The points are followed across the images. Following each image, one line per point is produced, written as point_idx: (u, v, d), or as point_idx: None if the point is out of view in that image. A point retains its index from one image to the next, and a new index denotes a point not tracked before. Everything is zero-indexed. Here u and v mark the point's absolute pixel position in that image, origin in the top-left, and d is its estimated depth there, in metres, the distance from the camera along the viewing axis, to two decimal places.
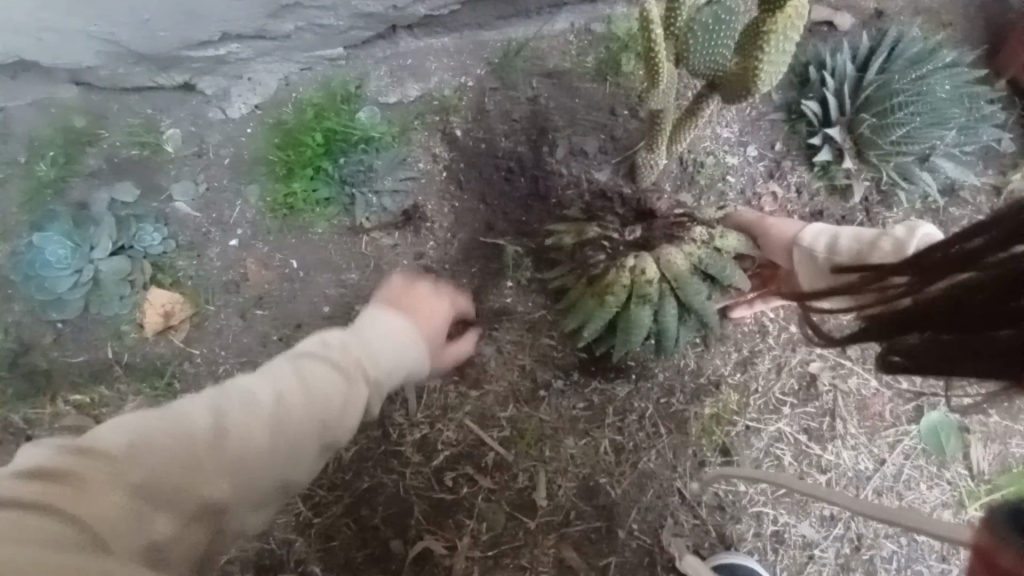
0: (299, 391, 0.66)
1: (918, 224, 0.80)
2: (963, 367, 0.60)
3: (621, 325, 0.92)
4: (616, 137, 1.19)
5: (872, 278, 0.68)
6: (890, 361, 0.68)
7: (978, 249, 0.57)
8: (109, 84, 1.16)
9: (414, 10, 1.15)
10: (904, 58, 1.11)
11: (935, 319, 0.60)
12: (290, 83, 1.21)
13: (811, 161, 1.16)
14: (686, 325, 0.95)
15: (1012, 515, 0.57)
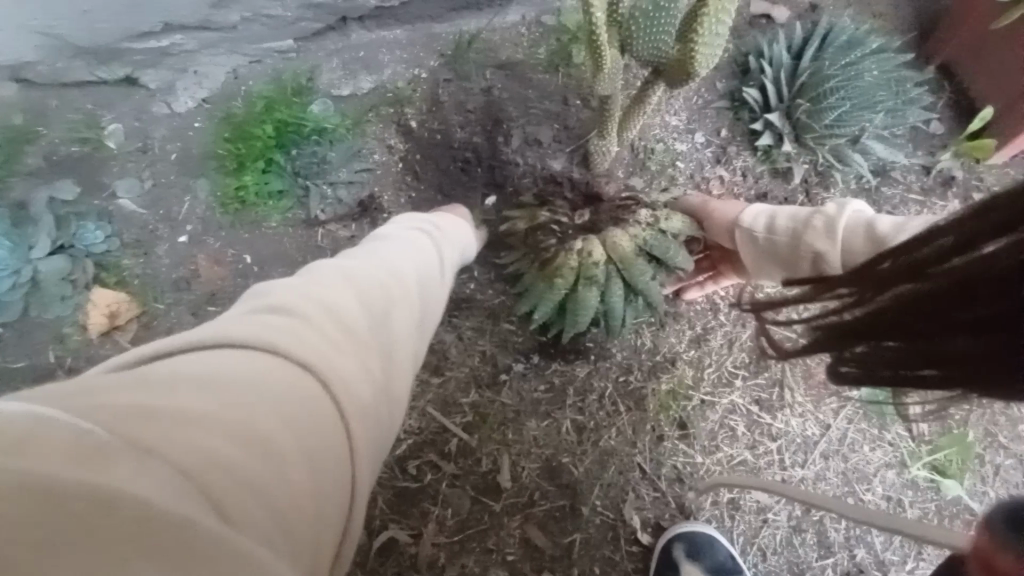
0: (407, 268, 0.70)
1: (849, 200, 0.83)
2: (919, 375, 0.59)
3: (569, 308, 0.95)
4: (569, 126, 1.21)
5: (825, 287, 0.67)
6: (844, 373, 0.67)
7: (922, 261, 0.55)
8: (45, 79, 1.11)
9: (363, 2, 1.15)
10: (835, 45, 1.17)
11: (885, 331, 0.59)
12: (240, 76, 1.18)
13: (754, 146, 1.21)
14: (633, 307, 0.98)
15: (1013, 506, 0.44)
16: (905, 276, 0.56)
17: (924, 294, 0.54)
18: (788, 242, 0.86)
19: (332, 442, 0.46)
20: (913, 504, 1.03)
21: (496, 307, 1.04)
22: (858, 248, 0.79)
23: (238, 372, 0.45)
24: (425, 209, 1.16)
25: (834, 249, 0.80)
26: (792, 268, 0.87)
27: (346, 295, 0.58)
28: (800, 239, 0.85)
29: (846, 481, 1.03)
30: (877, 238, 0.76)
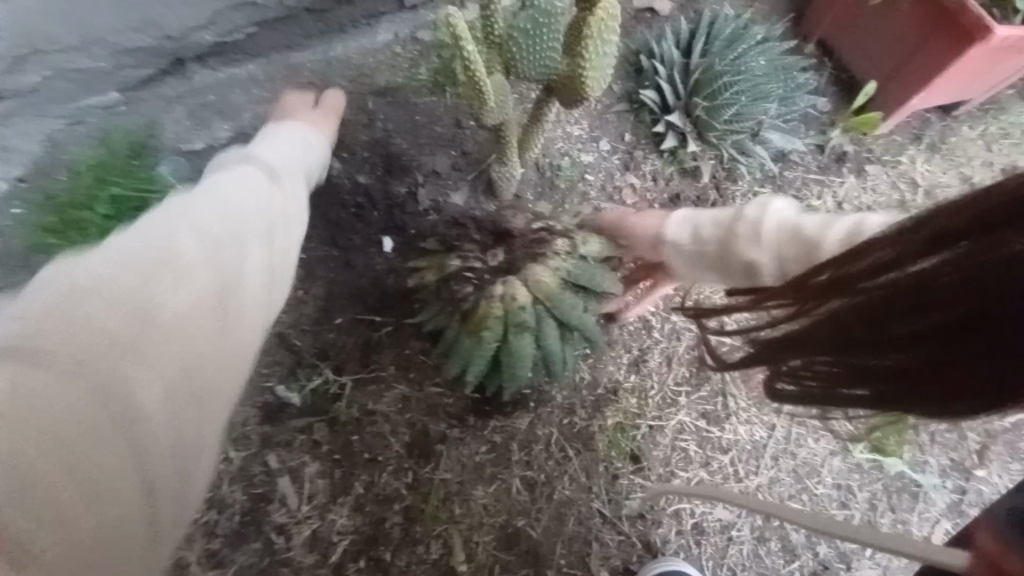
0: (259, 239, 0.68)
1: (769, 201, 0.78)
2: (848, 395, 0.58)
3: (505, 360, 0.87)
4: (466, 151, 1.11)
5: (761, 301, 0.64)
6: (779, 388, 0.65)
7: (862, 272, 0.54)
8: None
9: (198, 38, 0.98)
10: (721, 38, 1.14)
11: (830, 345, 0.57)
12: (57, 142, 0.98)
13: (659, 149, 1.17)
14: (571, 342, 0.92)
15: (1013, 517, 0.45)
16: (872, 292, 0.53)
17: (880, 302, 0.53)
18: (716, 252, 0.81)
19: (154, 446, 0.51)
20: (861, 486, 1.04)
21: (416, 371, 0.96)
22: (791, 252, 0.75)
23: (104, 315, 0.50)
24: (320, 269, 1.01)
25: (764, 256, 0.76)
26: (725, 275, 0.82)
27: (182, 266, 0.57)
28: (727, 247, 0.79)
29: (798, 478, 1.03)
30: (808, 239, 0.74)
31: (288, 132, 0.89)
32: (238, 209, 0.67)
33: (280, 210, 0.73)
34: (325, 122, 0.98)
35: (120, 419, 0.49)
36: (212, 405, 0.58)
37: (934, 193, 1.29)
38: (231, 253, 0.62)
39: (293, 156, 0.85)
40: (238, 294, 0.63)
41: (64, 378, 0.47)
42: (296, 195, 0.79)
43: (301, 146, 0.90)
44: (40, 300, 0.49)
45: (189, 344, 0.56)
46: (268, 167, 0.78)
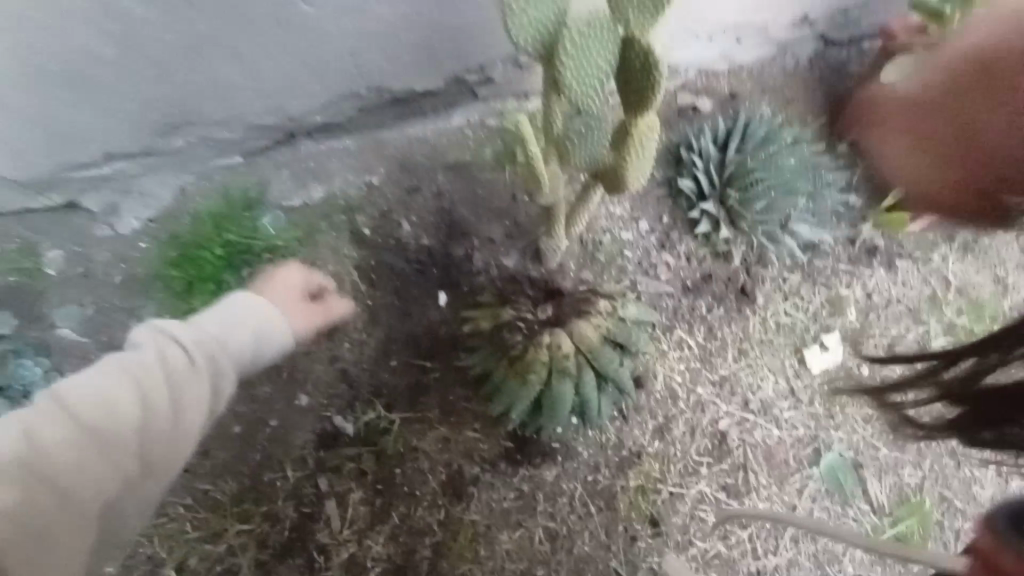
0: (173, 421, 0.77)
1: None
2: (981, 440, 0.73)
3: (546, 404, 0.96)
4: (519, 223, 1.25)
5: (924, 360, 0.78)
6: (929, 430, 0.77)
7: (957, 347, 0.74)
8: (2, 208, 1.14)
9: (309, 118, 1.21)
10: (755, 137, 1.26)
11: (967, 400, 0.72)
12: (187, 192, 1.20)
13: (694, 232, 1.28)
14: (606, 394, 1.00)
15: (1011, 516, 0.57)
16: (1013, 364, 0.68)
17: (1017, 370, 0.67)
18: None
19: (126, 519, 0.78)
20: None
21: (458, 415, 1.06)
22: None
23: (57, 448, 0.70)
24: (382, 316, 1.16)
25: None
26: None
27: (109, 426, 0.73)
28: None
29: (817, 564, 1.05)
30: None
31: (231, 314, 0.86)
32: (176, 389, 0.77)
33: (196, 390, 0.78)
34: (301, 317, 0.97)
35: (40, 523, 0.68)
36: (134, 514, 0.78)
37: (966, 291, 1.33)
38: (168, 429, 0.78)
39: (233, 347, 0.83)
40: (148, 445, 0.76)
41: (67, 489, 0.70)
42: (215, 390, 0.81)
43: (250, 339, 0.86)
44: (58, 439, 0.70)
45: (106, 475, 0.73)
46: (205, 354, 0.79)
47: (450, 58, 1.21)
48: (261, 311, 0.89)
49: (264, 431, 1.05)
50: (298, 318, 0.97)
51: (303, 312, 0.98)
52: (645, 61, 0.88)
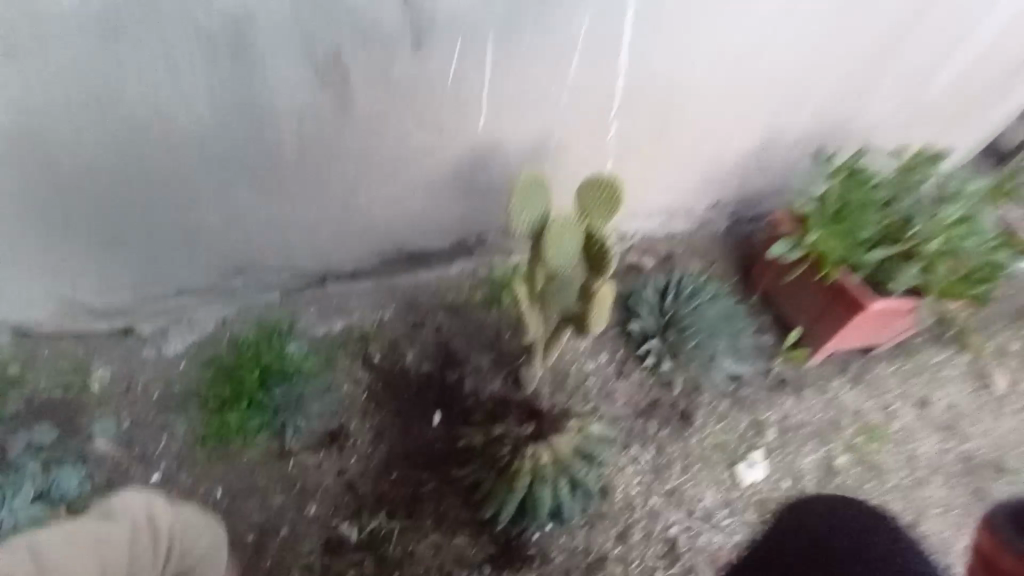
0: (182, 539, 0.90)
1: None
2: None
3: (529, 506, 1.21)
4: (503, 353, 1.51)
5: None
6: None
7: None
8: (75, 327, 1.38)
9: (340, 266, 1.51)
10: (686, 291, 1.62)
11: None
12: (227, 322, 1.46)
13: (644, 363, 1.59)
14: (577, 499, 1.24)
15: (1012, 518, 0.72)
16: None
17: None
18: None
19: None
20: None
21: (449, 522, 1.27)
22: None
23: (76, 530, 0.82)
24: (387, 433, 1.37)
25: None
26: None
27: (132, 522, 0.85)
28: None
29: None
30: None
31: (190, 521, 0.93)
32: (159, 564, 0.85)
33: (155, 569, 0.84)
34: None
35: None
36: None
37: (860, 416, 1.66)
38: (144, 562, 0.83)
39: (185, 556, 0.90)
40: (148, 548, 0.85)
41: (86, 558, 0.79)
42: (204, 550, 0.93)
43: (211, 548, 0.94)
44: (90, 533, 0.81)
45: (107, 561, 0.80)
46: (167, 539, 0.88)
47: (452, 229, 1.54)
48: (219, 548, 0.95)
49: (280, 536, 1.25)
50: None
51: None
52: (601, 249, 1.25)
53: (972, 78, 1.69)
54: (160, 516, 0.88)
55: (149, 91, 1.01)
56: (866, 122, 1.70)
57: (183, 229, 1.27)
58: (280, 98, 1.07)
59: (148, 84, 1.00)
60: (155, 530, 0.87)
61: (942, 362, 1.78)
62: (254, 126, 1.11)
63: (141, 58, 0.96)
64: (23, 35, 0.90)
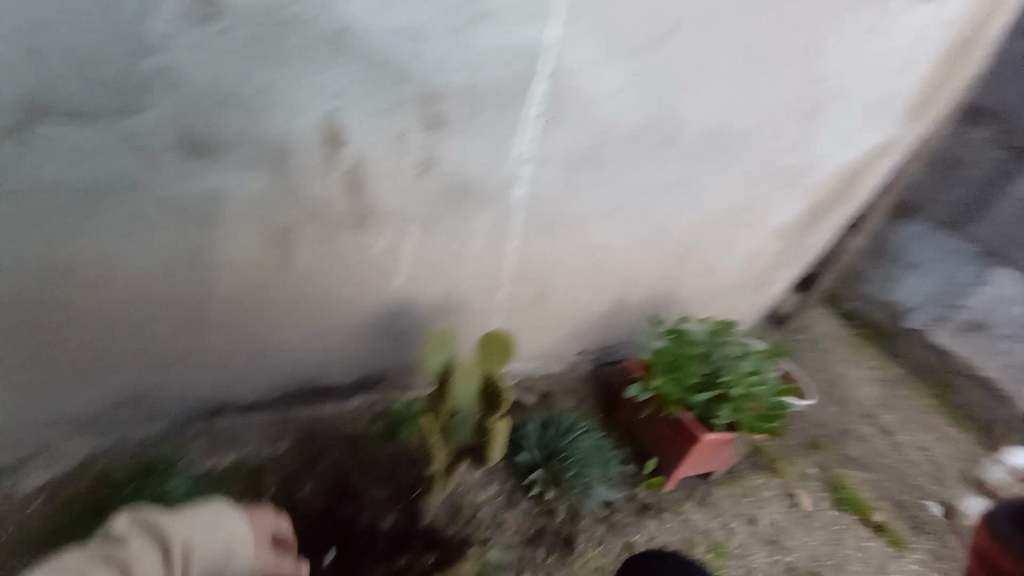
0: (212, 527, 0.92)
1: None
2: None
3: None
4: (398, 487, 1.59)
5: None
6: None
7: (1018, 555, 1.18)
8: None
9: (241, 400, 1.54)
10: (563, 427, 1.86)
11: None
12: (95, 456, 1.42)
13: (529, 494, 1.77)
14: None
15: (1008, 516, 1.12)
16: None
17: None
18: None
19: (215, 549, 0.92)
20: None
21: None
22: None
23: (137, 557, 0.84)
24: None
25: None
26: None
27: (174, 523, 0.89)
28: None
29: None
30: None
31: (208, 513, 0.93)
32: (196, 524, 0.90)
33: (213, 535, 0.91)
34: (262, 551, 1.00)
35: None
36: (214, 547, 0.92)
37: (708, 534, 1.97)
38: (210, 533, 0.91)
39: (206, 555, 0.90)
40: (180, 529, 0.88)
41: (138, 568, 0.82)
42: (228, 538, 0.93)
43: (224, 550, 0.92)
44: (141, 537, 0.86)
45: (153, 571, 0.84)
46: (182, 551, 0.87)
47: (358, 367, 1.67)
48: (231, 536, 0.93)
49: None
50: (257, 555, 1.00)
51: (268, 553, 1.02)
52: (495, 393, 1.50)
53: (753, 263, 2.36)
54: (165, 526, 0.88)
55: (105, 245, 1.13)
56: (683, 293, 2.27)
57: (93, 364, 1.29)
58: (231, 253, 1.24)
59: (109, 239, 1.13)
60: (168, 552, 0.86)
61: (761, 485, 2.20)
62: (203, 271, 1.24)
63: (108, 212, 1.09)
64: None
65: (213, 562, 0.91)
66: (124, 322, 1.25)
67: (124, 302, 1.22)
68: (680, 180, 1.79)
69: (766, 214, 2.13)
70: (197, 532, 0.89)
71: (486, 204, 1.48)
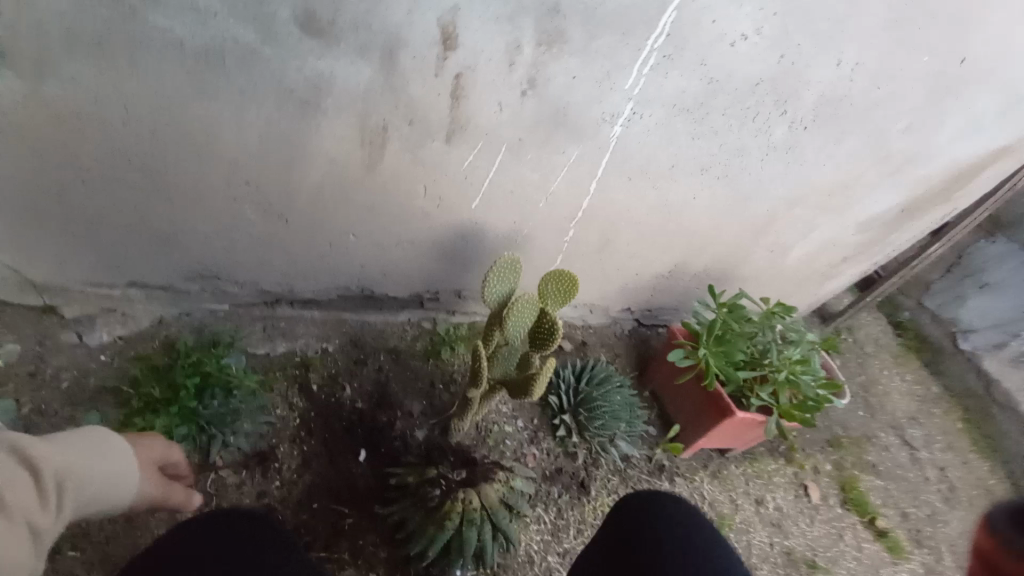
0: (89, 455, 0.92)
1: None
2: None
3: (456, 547, 1.30)
4: (434, 404, 1.62)
5: None
6: None
7: None
8: None
9: (302, 293, 1.56)
10: (596, 378, 1.88)
11: None
12: (164, 321, 1.46)
13: (554, 434, 1.82)
14: (498, 544, 1.35)
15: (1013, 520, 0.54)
16: None
17: None
18: None
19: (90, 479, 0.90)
20: None
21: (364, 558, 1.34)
22: None
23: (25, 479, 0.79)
24: (314, 462, 1.43)
25: None
26: None
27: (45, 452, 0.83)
28: None
29: None
30: None
31: (78, 440, 0.92)
32: (79, 451, 0.90)
33: (88, 463, 0.90)
34: (148, 484, 1.05)
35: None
36: (103, 481, 0.93)
37: (714, 505, 2.01)
38: (83, 463, 0.90)
39: (87, 483, 0.90)
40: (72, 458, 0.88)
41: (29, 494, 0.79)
42: (110, 464, 0.95)
43: (108, 482, 0.94)
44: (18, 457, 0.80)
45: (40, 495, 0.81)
46: (60, 480, 0.85)
47: (414, 283, 1.66)
48: (120, 464, 0.96)
49: None
50: (144, 482, 1.05)
51: (154, 480, 1.08)
52: (550, 325, 1.46)
53: (824, 253, 2.22)
54: (35, 452, 0.82)
55: (209, 116, 1.11)
56: (743, 270, 2.17)
57: (174, 233, 1.31)
58: (321, 144, 1.21)
59: (211, 112, 1.10)
60: (45, 482, 0.82)
61: (775, 471, 2.21)
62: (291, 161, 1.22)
63: (220, 89, 1.07)
64: (95, 46, 0.97)
65: (99, 488, 0.92)
66: (210, 200, 1.25)
67: (213, 180, 1.22)
68: (777, 149, 1.65)
69: (862, 200, 1.96)
70: (80, 460, 0.89)
71: (577, 141, 1.40)
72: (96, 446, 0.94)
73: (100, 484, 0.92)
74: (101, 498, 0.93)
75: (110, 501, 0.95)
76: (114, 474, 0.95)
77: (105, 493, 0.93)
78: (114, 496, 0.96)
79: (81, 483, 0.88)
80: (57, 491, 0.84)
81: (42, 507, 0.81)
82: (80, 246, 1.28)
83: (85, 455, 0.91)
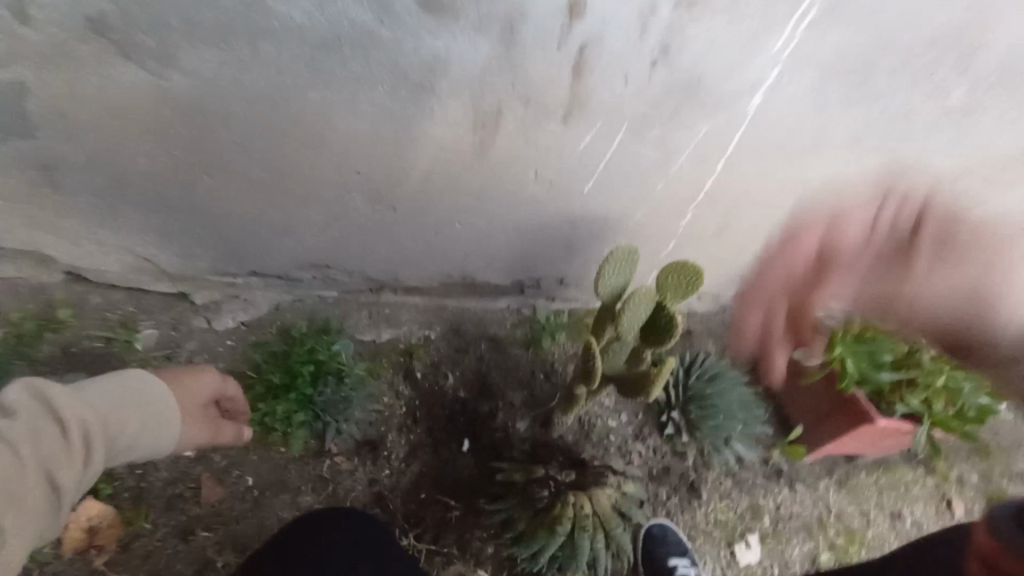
0: (121, 398, 1.01)
1: None
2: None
3: (567, 554, 1.29)
4: (534, 396, 1.55)
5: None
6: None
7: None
8: (115, 281, 1.39)
9: (406, 281, 1.54)
10: (707, 373, 1.70)
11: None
12: (280, 308, 1.51)
13: (662, 432, 1.68)
14: (609, 552, 1.33)
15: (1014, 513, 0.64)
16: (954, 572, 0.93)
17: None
18: None
19: (132, 426, 1.01)
20: None
21: (473, 554, 1.35)
22: None
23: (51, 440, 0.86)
24: (420, 452, 1.42)
25: None
26: None
27: (88, 404, 0.95)
28: None
29: None
30: None
31: (118, 393, 1.01)
32: (104, 400, 0.98)
33: (126, 413, 1.00)
34: (191, 425, 1.14)
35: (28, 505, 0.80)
36: (145, 428, 1.03)
37: (842, 516, 1.80)
38: (109, 405, 0.98)
39: (121, 431, 0.99)
40: (102, 407, 0.97)
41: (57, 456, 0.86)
42: (144, 410, 1.04)
43: (139, 426, 1.02)
44: (60, 405, 0.90)
45: (55, 452, 0.86)
46: (83, 433, 0.91)
47: (515, 268, 1.58)
48: (152, 409, 1.05)
49: None
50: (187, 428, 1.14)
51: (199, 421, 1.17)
52: (669, 321, 1.30)
53: None
54: (64, 409, 0.89)
55: (323, 104, 1.07)
56: None
57: (287, 223, 1.31)
58: (433, 130, 1.14)
59: (324, 101, 1.06)
60: (70, 437, 0.88)
61: (914, 482, 1.93)
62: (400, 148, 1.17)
63: (330, 71, 1.01)
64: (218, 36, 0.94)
65: (131, 431, 1.01)
66: (321, 190, 1.24)
67: (323, 171, 1.20)
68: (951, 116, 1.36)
69: None
70: (119, 411, 0.99)
71: (708, 112, 1.22)
72: (142, 397, 1.05)
73: (142, 428, 1.03)
74: (134, 442, 1.01)
75: (157, 448, 1.06)
76: (146, 416, 1.04)
77: (142, 436, 1.03)
78: (156, 439, 1.06)
79: (121, 429, 0.99)
80: (92, 459, 0.91)
81: (71, 461, 0.88)
82: (206, 237, 1.32)
83: (123, 406, 1.01)
